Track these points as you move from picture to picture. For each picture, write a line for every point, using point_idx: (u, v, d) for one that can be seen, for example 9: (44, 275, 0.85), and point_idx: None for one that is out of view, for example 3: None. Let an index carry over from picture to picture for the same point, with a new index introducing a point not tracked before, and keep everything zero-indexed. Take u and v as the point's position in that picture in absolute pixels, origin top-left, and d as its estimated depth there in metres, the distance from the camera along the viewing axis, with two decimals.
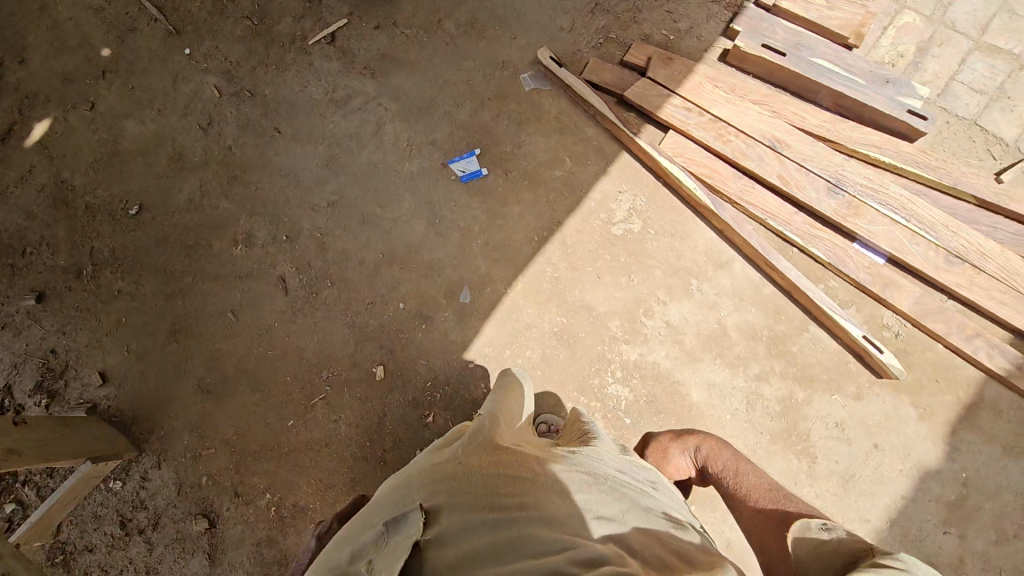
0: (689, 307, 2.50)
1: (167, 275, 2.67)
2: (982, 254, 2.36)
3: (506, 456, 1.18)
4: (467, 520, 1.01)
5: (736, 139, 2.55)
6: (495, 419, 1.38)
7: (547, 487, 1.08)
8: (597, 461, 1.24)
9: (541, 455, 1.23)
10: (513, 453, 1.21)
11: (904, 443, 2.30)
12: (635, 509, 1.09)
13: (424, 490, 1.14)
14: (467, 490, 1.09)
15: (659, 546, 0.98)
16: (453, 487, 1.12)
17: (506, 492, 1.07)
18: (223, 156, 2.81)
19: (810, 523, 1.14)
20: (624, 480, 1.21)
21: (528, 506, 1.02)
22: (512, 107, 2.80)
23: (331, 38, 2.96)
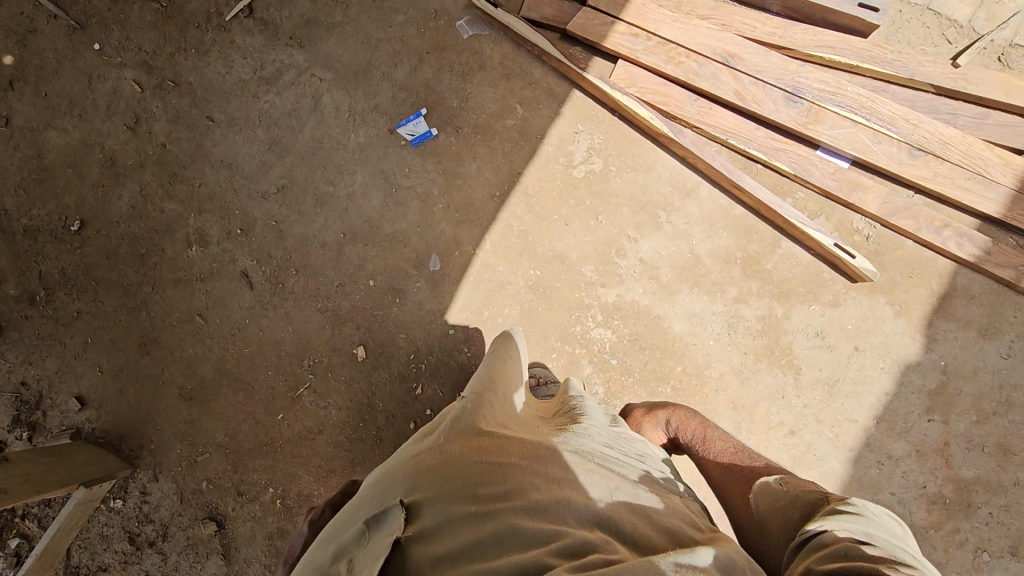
0: (661, 240, 2.47)
1: (125, 287, 2.57)
2: (944, 143, 2.33)
3: (489, 444, 1.19)
4: (451, 511, 1.04)
5: (688, 60, 2.45)
6: (480, 403, 1.40)
7: (532, 474, 1.11)
8: (586, 442, 1.30)
9: (529, 438, 1.27)
10: (497, 437, 1.23)
11: (883, 341, 2.35)
12: (622, 490, 1.14)
13: (408, 479, 1.15)
14: (450, 478, 1.11)
15: (643, 523, 1.04)
16: (436, 476, 1.14)
17: (489, 481, 1.09)
18: (158, 155, 2.65)
19: (768, 481, 1.37)
20: (612, 459, 1.27)
21: (512, 496, 1.05)
22: (452, 59, 2.66)
23: (248, 10, 2.74)
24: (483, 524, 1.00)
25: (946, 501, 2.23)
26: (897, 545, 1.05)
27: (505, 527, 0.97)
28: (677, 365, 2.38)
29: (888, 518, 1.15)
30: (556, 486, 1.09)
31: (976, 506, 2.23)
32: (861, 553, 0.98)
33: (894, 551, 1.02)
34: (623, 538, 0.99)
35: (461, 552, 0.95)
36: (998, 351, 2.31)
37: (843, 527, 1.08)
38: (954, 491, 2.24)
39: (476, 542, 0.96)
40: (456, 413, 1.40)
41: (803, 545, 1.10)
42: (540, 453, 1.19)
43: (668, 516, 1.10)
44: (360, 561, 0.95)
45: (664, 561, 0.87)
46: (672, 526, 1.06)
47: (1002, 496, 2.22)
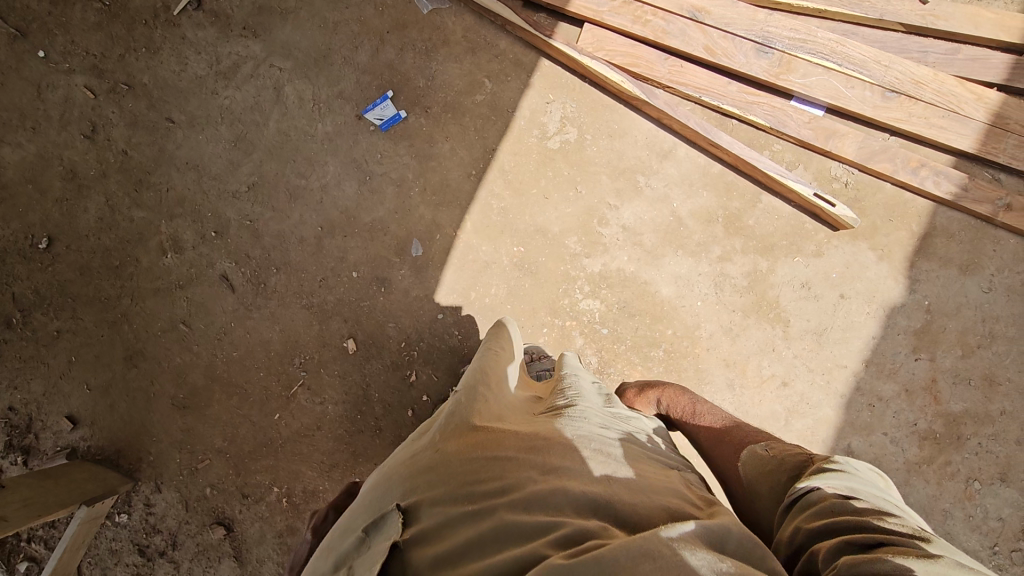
0: (642, 206, 2.45)
1: (103, 302, 2.52)
2: (916, 82, 2.32)
3: (481, 441, 1.21)
4: (446, 510, 1.06)
5: (655, 17, 2.39)
6: (472, 397, 1.42)
7: (527, 466, 1.13)
8: (581, 426, 1.32)
9: (522, 428, 1.29)
10: (490, 431, 1.25)
11: (868, 286, 2.37)
12: (618, 472, 1.16)
13: (402, 482, 1.18)
14: (444, 478, 1.13)
15: (640, 503, 1.05)
16: (431, 477, 1.15)
17: (484, 476, 1.11)
18: (120, 163, 2.57)
19: (757, 448, 1.46)
20: (608, 441, 1.29)
21: (507, 491, 1.07)
22: (414, 36, 2.57)
23: (196, 2, 2.62)
24: (482, 520, 1.02)
25: (937, 436, 2.29)
26: (880, 497, 1.14)
27: (502, 522, 0.99)
28: (668, 329, 2.39)
29: (870, 473, 1.24)
30: (552, 476, 1.10)
31: (966, 438, 2.28)
32: (851, 508, 1.06)
33: (878, 502, 1.10)
34: (621, 521, 1.00)
35: (459, 549, 0.97)
36: (980, 285, 2.34)
37: (829, 484, 1.16)
38: (943, 426, 2.30)
39: (473, 540, 0.98)
40: (449, 409, 1.42)
41: (795, 504, 1.17)
42: (534, 444, 1.20)
43: (666, 494, 1.11)
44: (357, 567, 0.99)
45: (666, 529, 0.91)
46: (670, 503, 1.07)
47: (989, 426, 2.29)
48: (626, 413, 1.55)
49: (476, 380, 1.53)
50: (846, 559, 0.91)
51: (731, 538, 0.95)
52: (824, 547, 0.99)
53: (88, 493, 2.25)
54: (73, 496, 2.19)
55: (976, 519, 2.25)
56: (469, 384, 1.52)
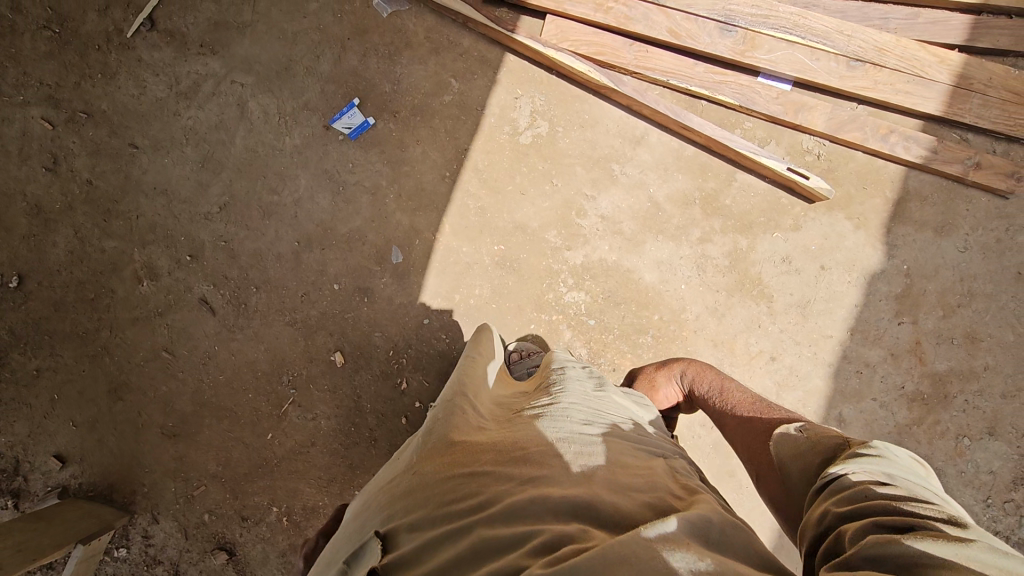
0: (618, 193, 2.45)
1: (81, 336, 2.47)
2: (880, 50, 2.33)
3: (459, 458, 1.21)
4: (425, 533, 1.06)
5: (617, 4, 2.38)
6: (452, 415, 1.42)
7: (505, 479, 1.12)
8: (562, 428, 1.32)
9: (501, 440, 1.29)
10: (469, 448, 1.25)
11: (847, 255, 2.39)
12: (598, 471, 1.15)
13: (385, 507, 1.19)
14: (423, 501, 1.13)
15: (621, 501, 1.04)
16: (413, 499, 1.16)
17: (461, 495, 1.11)
18: (86, 193, 2.51)
19: (789, 428, 1.28)
20: (588, 440, 1.28)
21: (485, 505, 1.06)
22: (376, 41, 2.54)
23: (150, 23, 2.56)
24: (463, 537, 1.01)
25: (925, 397, 2.32)
26: (922, 485, 1.00)
27: (483, 536, 0.99)
28: (654, 314, 2.39)
29: (913, 459, 1.08)
30: (532, 484, 1.10)
31: (952, 396, 2.32)
32: (883, 495, 0.94)
33: (917, 488, 0.98)
34: (602, 522, 1.00)
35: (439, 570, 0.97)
36: (956, 245, 2.37)
37: (864, 469, 1.02)
38: (930, 387, 2.33)
39: (457, 556, 0.97)
40: (429, 429, 1.42)
41: (824, 487, 1.05)
42: (514, 455, 1.20)
43: (649, 489, 1.11)
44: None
45: (646, 529, 0.91)
46: (650, 499, 1.07)
47: (975, 382, 2.32)
48: (612, 404, 1.54)
49: (456, 397, 1.53)
50: (871, 541, 0.83)
51: (712, 527, 0.97)
52: (852, 529, 0.89)
53: (83, 531, 2.21)
54: (68, 536, 2.16)
55: (969, 475, 2.29)
56: (450, 401, 1.53)
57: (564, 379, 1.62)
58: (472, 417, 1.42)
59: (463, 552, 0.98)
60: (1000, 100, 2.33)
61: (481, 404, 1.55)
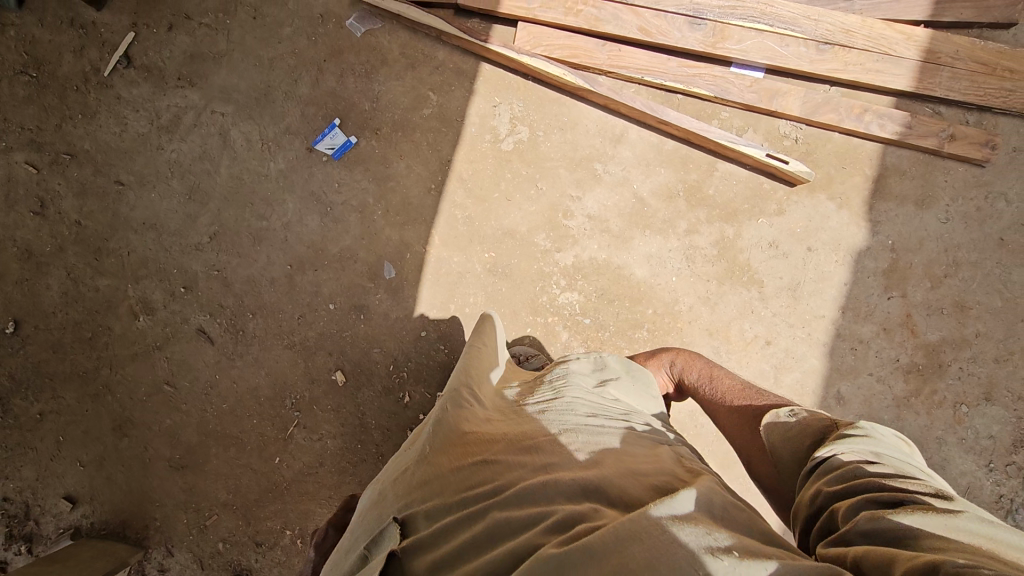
0: (603, 192, 2.48)
1: (82, 376, 2.48)
2: (847, 32, 2.37)
3: (473, 448, 1.23)
4: (444, 519, 1.07)
5: (586, 6, 2.41)
6: (460, 404, 1.43)
7: (518, 468, 1.15)
8: (569, 419, 1.35)
9: (511, 431, 1.31)
10: (480, 439, 1.27)
11: (832, 235, 2.42)
12: (608, 458, 1.18)
13: (399, 497, 1.20)
14: (439, 490, 1.14)
15: (631, 483, 1.07)
16: (427, 488, 1.17)
17: (477, 484, 1.13)
18: (75, 234, 2.52)
19: (779, 416, 1.41)
20: (600, 432, 1.31)
21: (500, 493, 1.09)
22: (352, 61, 2.56)
23: (126, 60, 2.58)
24: (477, 521, 1.03)
25: (920, 368, 2.36)
26: (905, 462, 1.16)
27: (496, 519, 1.01)
28: (648, 309, 2.42)
29: (894, 439, 1.23)
30: (543, 473, 1.12)
31: (947, 365, 2.36)
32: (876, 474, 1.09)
33: (904, 466, 1.13)
34: (612, 501, 1.03)
35: (455, 551, 0.99)
36: (938, 217, 2.41)
37: (855, 449, 1.16)
38: (924, 357, 2.36)
39: (469, 540, 1.00)
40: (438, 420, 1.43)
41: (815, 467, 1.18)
42: (525, 445, 1.23)
43: (656, 473, 1.13)
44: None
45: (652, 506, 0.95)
46: (658, 482, 1.09)
47: (967, 349, 2.36)
48: (614, 397, 1.57)
49: (459, 387, 1.54)
50: (866, 516, 0.98)
51: (714, 501, 1.01)
52: (845, 505, 1.04)
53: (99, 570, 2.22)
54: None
55: (969, 441, 2.32)
56: (454, 391, 1.53)
57: (565, 371, 1.64)
58: (477, 407, 1.43)
59: (478, 534, 1.00)
60: (969, 71, 2.36)
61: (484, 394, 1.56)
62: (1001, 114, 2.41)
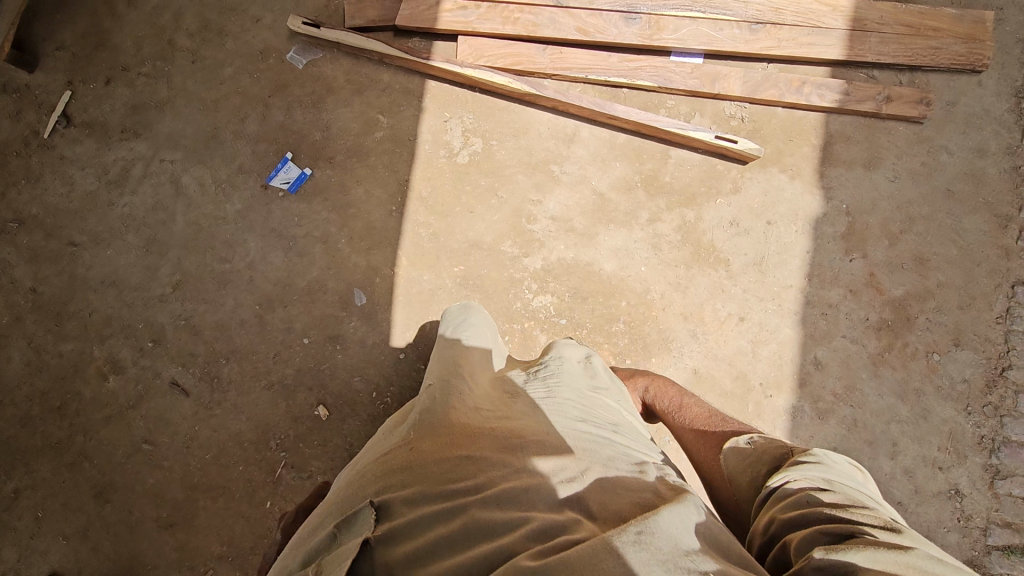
0: (563, 192, 2.50)
1: (55, 447, 2.40)
2: (775, 10, 2.45)
3: (458, 443, 1.21)
4: (420, 510, 1.05)
5: (523, 14, 2.45)
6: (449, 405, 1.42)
7: (500, 466, 1.14)
8: (555, 424, 1.33)
9: (498, 427, 1.30)
10: (467, 437, 1.25)
11: (789, 206, 2.48)
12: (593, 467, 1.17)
13: (378, 481, 1.16)
14: (421, 479, 1.13)
15: (612, 499, 1.07)
16: (408, 476, 1.14)
17: (458, 479, 1.11)
18: (33, 301, 2.45)
19: (739, 443, 1.42)
20: (590, 438, 1.29)
21: (478, 492, 1.07)
22: (298, 93, 2.55)
23: (66, 119, 2.53)
24: (453, 517, 1.02)
25: (889, 324, 2.42)
26: (853, 489, 1.17)
27: (473, 519, 1.00)
28: (621, 301, 2.44)
29: (844, 465, 1.26)
30: (524, 476, 1.11)
31: (915, 317, 2.42)
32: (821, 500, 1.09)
33: (851, 492, 1.14)
34: (591, 516, 1.03)
35: (430, 547, 0.97)
36: (886, 176, 2.48)
37: (804, 475, 1.18)
38: (892, 313, 2.42)
39: (443, 540, 0.97)
40: (425, 412, 1.41)
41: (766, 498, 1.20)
42: (510, 445, 1.21)
43: (638, 487, 1.13)
44: (328, 565, 0.94)
45: (616, 534, 0.92)
46: (641, 497, 1.09)
47: (932, 300, 2.42)
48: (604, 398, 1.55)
49: (450, 383, 1.53)
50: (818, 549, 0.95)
51: (695, 515, 1.00)
52: (797, 538, 1.02)
53: None
54: None
55: (946, 388, 2.38)
56: (445, 385, 1.52)
57: (563, 370, 1.63)
58: (467, 404, 1.43)
59: (455, 531, 0.98)
60: (895, 34, 2.45)
61: (476, 387, 1.56)
62: (932, 71, 2.50)
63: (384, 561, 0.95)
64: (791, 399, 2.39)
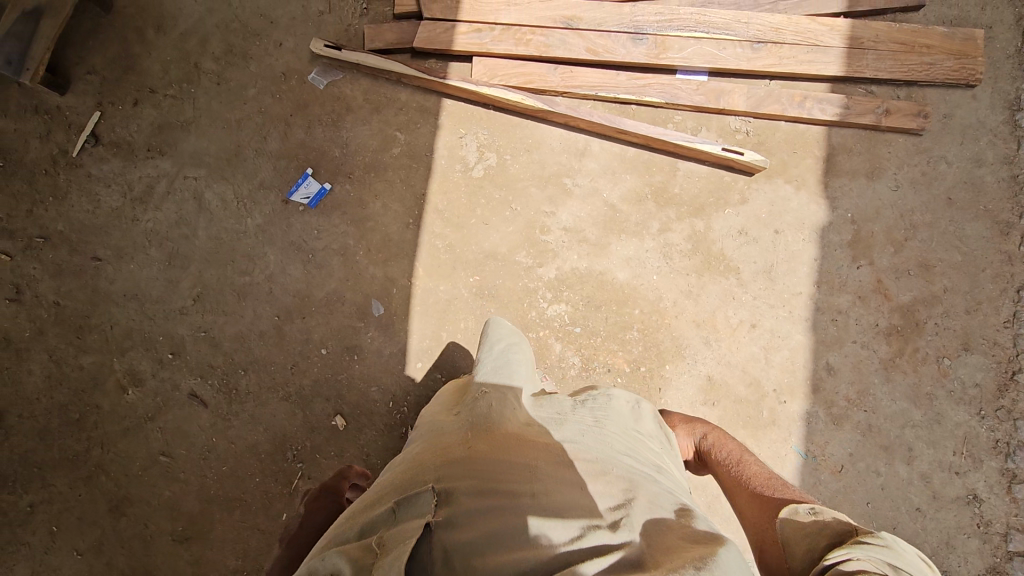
0: (575, 204, 2.57)
1: (73, 460, 2.40)
2: (775, 29, 2.56)
3: (512, 447, 1.25)
4: (473, 504, 1.08)
5: (534, 36, 2.56)
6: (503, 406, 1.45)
7: (551, 477, 1.16)
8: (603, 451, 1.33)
9: (554, 444, 1.31)
10: (521, 441, 1.29)
11: (796, 216, 2.55)
12: (640, 496, 1.18)
13: (434, 468, 1.21)
14: (475, 472, 1.17)
15: (655, 531, 1.08)
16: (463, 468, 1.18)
17: (510, 480, 1.14)
18: (56, 315, 2.49)
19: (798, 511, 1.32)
20: (637, 473, 1.28)
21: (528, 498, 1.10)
22: (318, 112, 2.65)
23: (94, 138, 2.61)
24: (501, 517, 1.05)
25: (899, 329, 2.46)
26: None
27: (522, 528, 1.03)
28: (635, 309, 2.48)
29: (914, 558, 1.18)
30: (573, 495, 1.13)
31: (924, 322, 2.46)
32: None
33: None
34: (636, 545, 1.03)
35: (479, 541, 1.00)
36: (888, 186, 2.56)
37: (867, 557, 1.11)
38: (901, 318, 2.46)
39: (490, 537, 1.01)
40: (478, 408, 1.45)
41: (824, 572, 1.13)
42: (559, 461, 1.23)
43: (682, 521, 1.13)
44: (391, 537, 1.00)
45: None
46: (687, 530, 1.09)
47: (939, 305, 2.47)
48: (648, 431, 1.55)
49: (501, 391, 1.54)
50: None
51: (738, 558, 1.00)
52: None
53: None
54: None
55: (958, 392, 2.41)
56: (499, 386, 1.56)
57: (613, 409, 1.52)
58: (518, 409, 1.47)
59: (506, 528, 1.02)
60: (891, 52, 2.56)
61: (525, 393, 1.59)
62: (928, 86, 2.61)
63: (443, 545, 1.00)
64: (804, 404, 2.42)
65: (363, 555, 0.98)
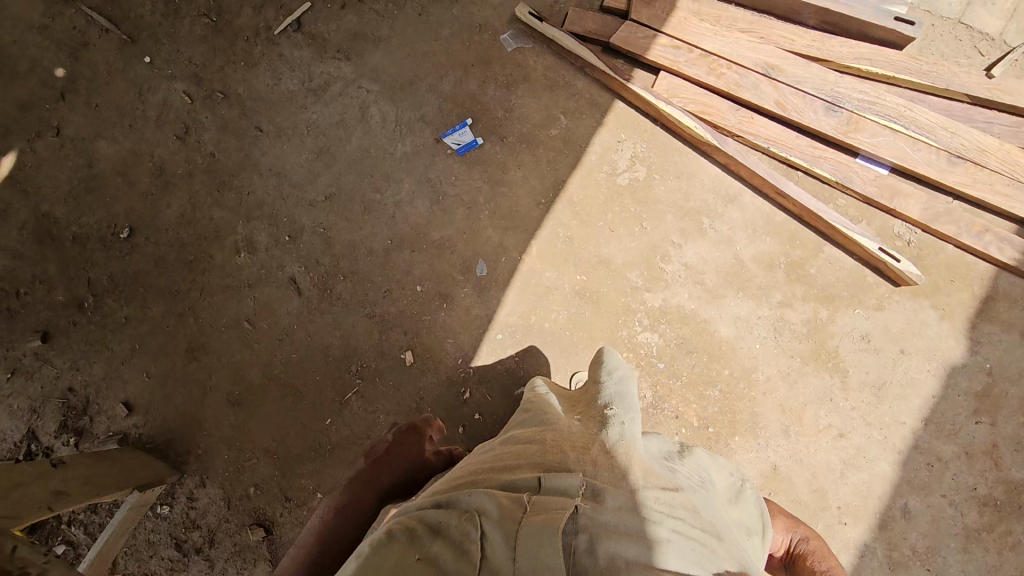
0: (705, 245, 2.51)
1: (173, 294, 2.60)
2: (981, 150, 2.39)
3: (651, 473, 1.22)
4: (621, 507, 1.06)
5: (729, 70, 2.52)
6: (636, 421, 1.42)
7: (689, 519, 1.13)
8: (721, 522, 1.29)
9: (682, 491, 1.27)
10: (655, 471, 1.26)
11: (930, 344, 2.37)
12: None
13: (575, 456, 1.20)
14: (618, 476, 1.15)
15: None
16: (605, 468, 1.17)
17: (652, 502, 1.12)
18: (207, 164, 2.70)
19: None
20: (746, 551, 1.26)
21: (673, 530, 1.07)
22: (497, 71, 2.72)
23: (297, 25, 2.81)
24: (648, 534, 1.02)
25: (996, 503, 2.25)
26: None
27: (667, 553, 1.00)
28: (725, 369, 2.40)
29: None
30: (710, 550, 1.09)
31: None
32: None
33: None
34: None
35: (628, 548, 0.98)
36: None
37: None
38: (1003, 493, 2.25)
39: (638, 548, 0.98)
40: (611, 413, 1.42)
41: None
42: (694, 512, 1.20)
43: None
44: (540, 506, 1.03)
45: None
46: None
47: None
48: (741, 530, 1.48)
49: (626, 398, 1.51)
50: None
51: None
52: None
53: (142, 479, 2.25)
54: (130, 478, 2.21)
55: None
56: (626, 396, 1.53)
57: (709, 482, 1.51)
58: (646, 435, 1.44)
59: (651, 548, 1.00)
60: None
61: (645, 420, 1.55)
62: None
63: (591, 529, 0.98)
64: (863, 535, 2.25)
65: (513, 510, 1.05)
